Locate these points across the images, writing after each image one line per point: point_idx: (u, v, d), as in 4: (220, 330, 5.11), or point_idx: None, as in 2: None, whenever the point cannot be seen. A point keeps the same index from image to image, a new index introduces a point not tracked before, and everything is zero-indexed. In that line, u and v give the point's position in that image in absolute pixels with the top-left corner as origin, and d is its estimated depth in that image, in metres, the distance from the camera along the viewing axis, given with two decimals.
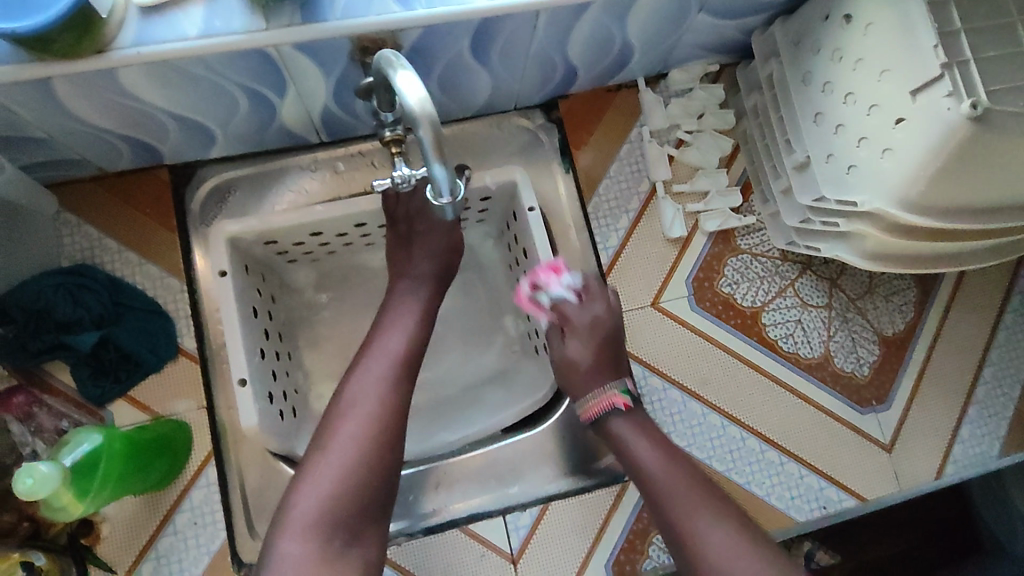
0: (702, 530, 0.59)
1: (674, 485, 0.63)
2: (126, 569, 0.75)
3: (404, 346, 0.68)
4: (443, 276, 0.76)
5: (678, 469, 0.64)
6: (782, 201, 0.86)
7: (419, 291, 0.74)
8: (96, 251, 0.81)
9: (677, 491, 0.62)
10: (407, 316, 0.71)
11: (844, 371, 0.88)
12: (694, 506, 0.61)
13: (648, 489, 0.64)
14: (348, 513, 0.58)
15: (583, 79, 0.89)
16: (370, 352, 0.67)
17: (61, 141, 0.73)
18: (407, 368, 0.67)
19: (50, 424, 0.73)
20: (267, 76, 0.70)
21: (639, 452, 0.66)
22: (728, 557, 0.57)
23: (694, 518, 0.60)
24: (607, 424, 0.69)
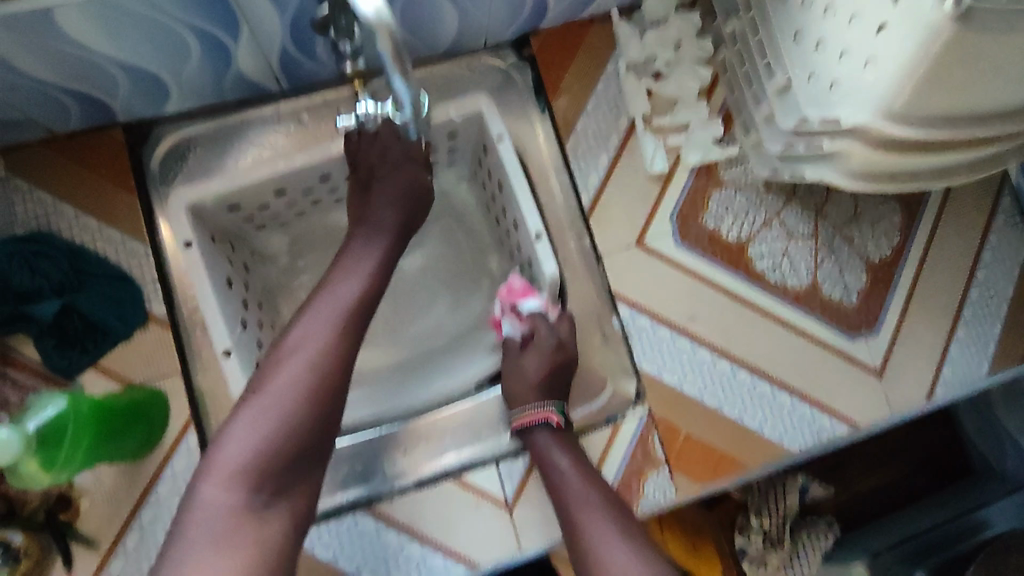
0: (604, 543, 0.60)
1: (581, 488, 0.67)
2: (109, 544, 0.71)
3: (361, 294, 0.65)
4: (410, 218, 0.74)
5: (590, 482, 0.67)
6: (764, 128, 0.83)
7: (377, 240, 0.70)
8: (51, 218, 0.77)
9: (584, 500, 0.65)
10: (366, 262, 0.68)
11: (832, 300, 0.87)
12: (595, 514, 0.63)
13: (556, 491, 0.68)
14: (275, 465, 0.55)
15: (553, 12, 0.85)
16: (322, 294, 0.64)
17: (3, 96, 0.69)
18: (361, 316, 0.64)
19: (16, 398, 0.71)
20: (215, 13, 0.65)
21: (559, 461, 0.70)
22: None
23: (596, 528, 0.62)
24: (533, 433, 0.75)
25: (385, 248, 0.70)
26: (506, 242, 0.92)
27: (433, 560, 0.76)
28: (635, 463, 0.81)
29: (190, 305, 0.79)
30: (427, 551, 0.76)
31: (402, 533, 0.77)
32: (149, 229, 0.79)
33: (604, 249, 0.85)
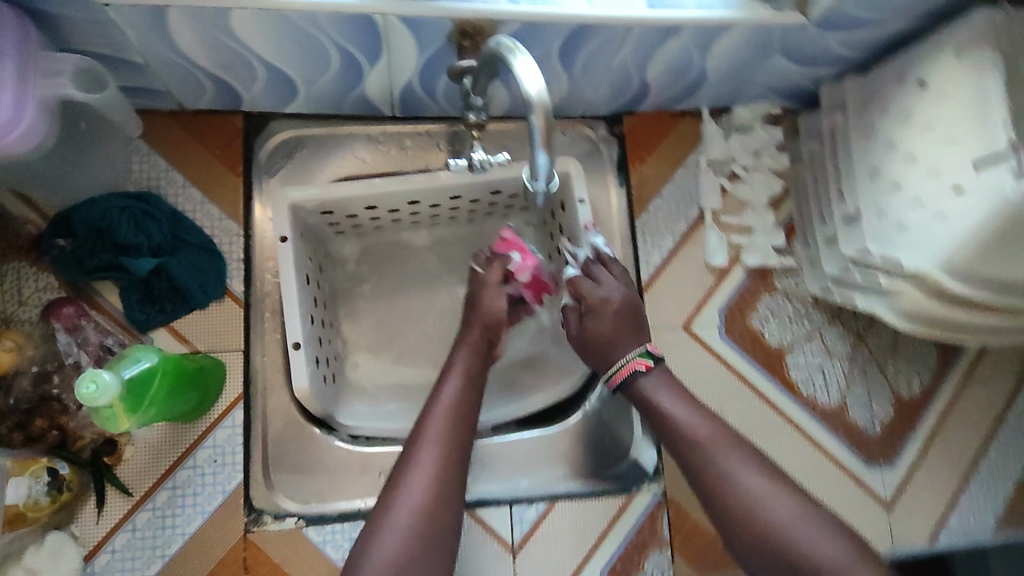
0: (747, 486, 0.65)
1: (706, 436, 0.69)
2: (141, 494, 0.77)
3: (454, 409, 0.71)
4: (485, 359, 0.78)
5: (715, 429, 0.69)
6: (825, 249, 0.88)
7: (463, 348, 0.77)
8: (162, 182, 0.83)
9: (713, 456, 0.67)
10: (451, 380, 0.74)
11: (857, 423, 0.91)
12: (734, 462, 0.66)
13: (677, 439, 0.70)
14: (422, 554, 0.62)
15: (653, 99, 0.91)
16: (429, 414, 0.70)
17: (154, 72, 0.74)
18: (461, 428, 0.70)
19: (96, 339, 0.75)
20: (364, 44, 0.71)
21: (672, 411, 0.71)
22: (781, 522, 0.62)
23: (732, 476, 0.66)
24: (637, 388, 0.74)
25: (466, 370, 0.75)
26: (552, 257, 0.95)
27: None
28: (638, 538, 0.85)
29: (264, 289, 0.85)
30: None
31: None
32: (245, 211, 0.85)
33: (651, 325, 0.90)
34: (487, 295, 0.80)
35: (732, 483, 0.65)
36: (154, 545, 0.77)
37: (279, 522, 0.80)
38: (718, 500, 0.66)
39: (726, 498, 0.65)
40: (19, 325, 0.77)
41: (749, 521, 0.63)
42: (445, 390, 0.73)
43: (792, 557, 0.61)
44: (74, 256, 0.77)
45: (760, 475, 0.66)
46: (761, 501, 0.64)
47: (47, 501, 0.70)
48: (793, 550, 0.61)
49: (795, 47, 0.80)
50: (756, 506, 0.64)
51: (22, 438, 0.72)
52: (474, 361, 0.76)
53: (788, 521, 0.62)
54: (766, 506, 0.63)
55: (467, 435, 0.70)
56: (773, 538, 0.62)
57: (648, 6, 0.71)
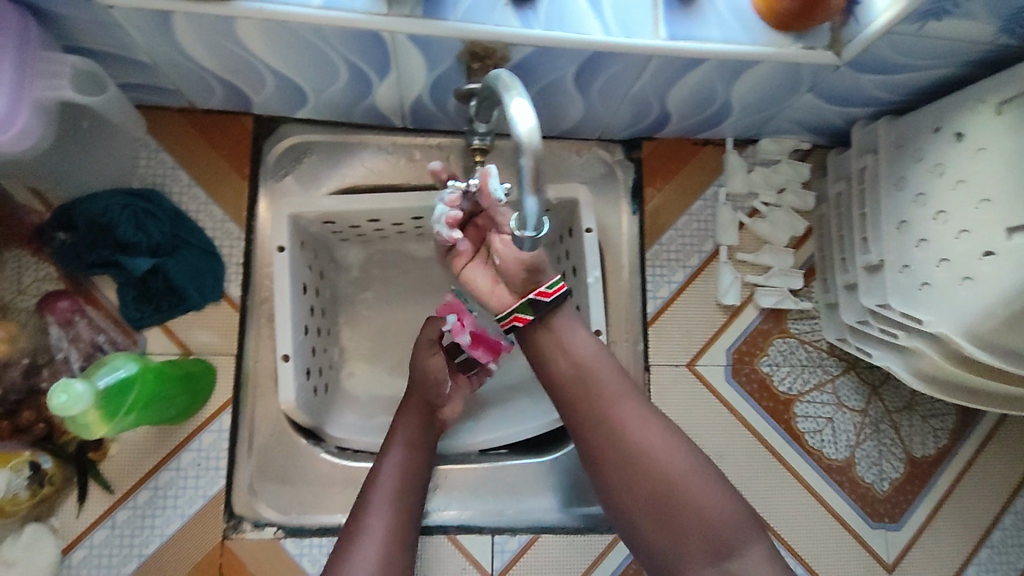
0: (645, 436, 0.60)
1: (600, 377, 0.62)
2: (123, 492, 0.77)
3: (402, 474, 0.73)
4: (429, 427, 0.80)
5: (613, 373, 0.63)
6: (844, 296, 0.84)
7: (404, 420, 0.79)
8: (167, 180, 0.82)
9: (615, 407, 0.61)
10: (397, 445, 0.76)
11: (863, 481, 0.86)
12: (628, 408, 0.61)
13: (569, 372, 0.63)
14: None
15: (674, 126, 0.88)
16: (375, 484, 0.72)
17: (162, 71, 0.73)
18: (410, 493, 0.72)
19: (88, 335, 0.77)
20: (373, 57, 0.69)
21: (576, 340, 0.63)
22: (678, 475, 0.59)
23: (626, 424, 0.61)
24: (542, 326, 0.63)
25: (412, 437, 0.77)
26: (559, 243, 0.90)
27: None
28: None
29: (261, 294, 0.84)
30: None
31: None
32: (249, 214, 0.84)
33: (654, 360, 0.87)
34: (427, 363, 0.80)
35: (631, 434, 0.60)
36: (131, 544, 0.76)
37: (258, 530, 0.79)
38: (612, 447, 0.60)
39: (627, 446, 0.60)
40: (15, 313, 0.76)
41: (647, 474, 0.59)
42: (393, 456, 0.75)
43: (683, 512, 0.58)
44: (73, 249, 0.77)
45: (655, 425, 0.61)
46: (663, 455, 0.60)
47: (26, 494, 0.71)
48: (691, 506, 0.58)
49: (826, 85, 0.76)
50: (656, 454, 0.60)
51: (8, 429, 0.72)
52: (422, 428, 0.79)
53: (683, 475, 0.59)
54: (664, 461, 0.60)
55: (415, 501, 0.73)
56: (673, 493, 0.58)
57: (667, 37, 0.67)
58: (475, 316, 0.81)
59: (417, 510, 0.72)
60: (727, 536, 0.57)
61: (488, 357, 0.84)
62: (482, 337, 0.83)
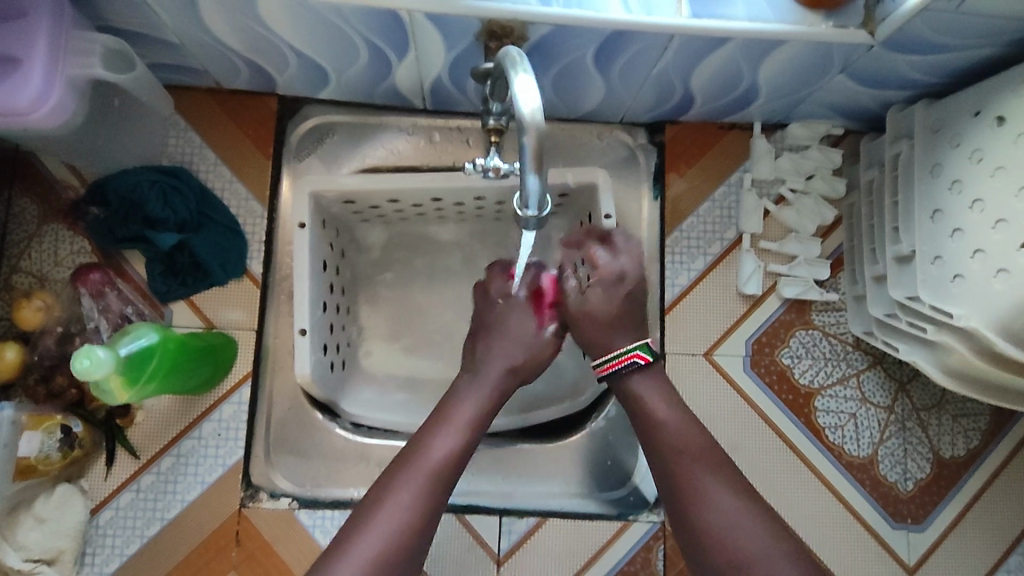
0: (720, 505, 0.60)
1: (683, 439, 0.65)
2: (148, 457, 0.80)
3: (445, 463, 0.64)
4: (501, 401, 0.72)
5: (699, 445, 0.65)
6: (872, 287, 0.81)
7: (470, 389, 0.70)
8: (194, 158, 0.84)
9: (697, 479, 0.62)
10: (451, 429, 0.66)
11: (886, 480, 0.84)
12: (709, 479, 0.62)
13: (660, 445, 0.66)
14: None
15: (698, 110, 0.86)
16: (412, 455, 0.64)
17: (190, 51, 0.75)
18: (445, 485, 0.63)
19: (117, 308, 0.80)
20: (391, 36, 0.69)
21: (660, 414, 0.67)
22: (749, 546, 0.57)
23: (705, 492, 0.61)
24: (630, 389, 0.70)
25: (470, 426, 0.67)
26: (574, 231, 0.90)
27: None
28: (631, 568, 0.81)
29: (282, 272, 0.86)
30: None
31: None
32: (271, 193, 0.86)
33: (670, 349, 0.85)
34: (517, 329, 0.74)
35: (707, 504, 0.61)
36: (154, 508, 0.79)
37: (273, 501, 0.81)
38: (692, 517, 0.61)
39: (705, 516, 0.60)
40: (52, 284, 0.81)
41: (722, 544, 0.58)
42: (440, 439, 0.65)
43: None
44: (105, 224, 0.80)
45: (737, 495, 0.61)
46: (736, 524, 0.59)
47: (58, 455, 0.74)
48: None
49: (859, 66, 0.73)
50: (729, 523, 0.59)
51: (45, 393, 0.77)
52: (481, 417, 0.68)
53: (755, 544, 0.57)
54: (734, 530, 0.58)
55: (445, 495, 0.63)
56: (744, 564, 0.57)
57: (690, 15, 0.65)
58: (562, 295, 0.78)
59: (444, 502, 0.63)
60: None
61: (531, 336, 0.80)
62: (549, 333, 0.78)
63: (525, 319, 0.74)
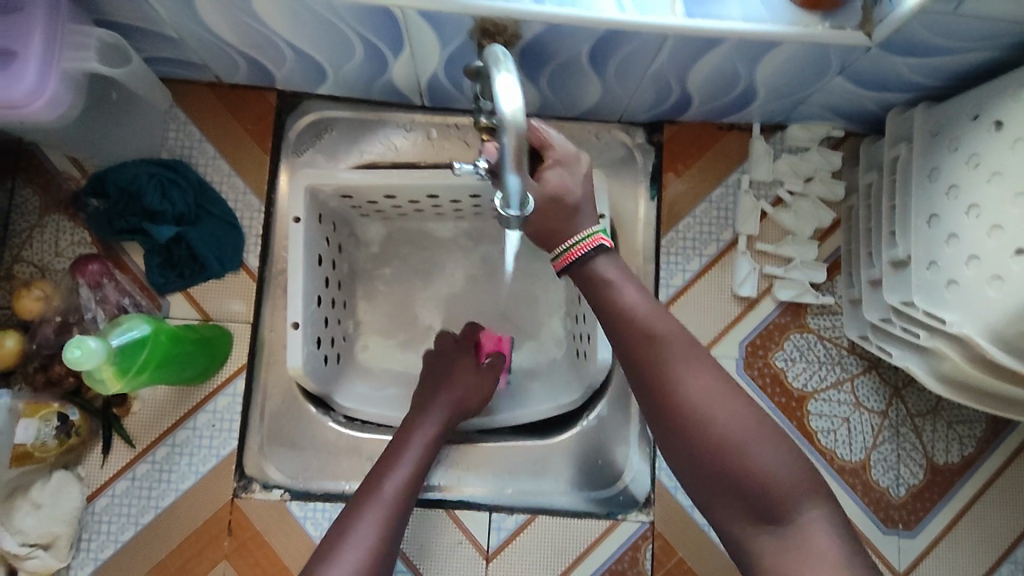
0: (699, 395, 0.54)
1: (657, 328, 0.57)
2: (143, 446, 0.81)
3: (404, 493, 0.68)
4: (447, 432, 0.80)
5: (670, 329, 0.57)
6: (867, 292, 0.80)
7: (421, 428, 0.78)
8: (194, 152, 0.85)
9: (670, 367, 0.55)
10: (406, 460, 0.72)
11: (878, 485, 0.83)
12: (684, 368, 0.55)
13: (627, 332, 0.58)
14: None
15: (696, 110, 0.85)
16: (375, 484, 0.68)
17: (189, 46, 0.75)
18: (405, 511, 0.67)
19: (114, 299, 0.80)
20: (386, 33, 0.70)
21: (626, 298, 0.58)
22: (732, 440, 0.52)
23: (680, 382, 0.54)
24: (587, 272, 0.61)
25: (421, 456, 0.74)
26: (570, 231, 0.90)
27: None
28: (619, 566, 0.82)
29: (278, 266, 0.86)
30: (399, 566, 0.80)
31: None
32: (269, 187, 0.87)
33: None
34: (460, 376, 0.84)
35: (683, 394, 0.54)
36: (148, 496, 0.81)
37: (265, 492, 0.82)
38: (667, 409, 0.54)
39: (684, 408, 0.54)
40: (53, 274, 0.82)
41: (703, 438, 0.53)
42: (400, 469, 0.70)
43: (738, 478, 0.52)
44: (105, 216, 0.81)
45: (714, 385, 0.54)
46: (716, 414, 0.53)
47: (54, 443, 0.75)
48: (748, 472, 0.51)
49: (856, 68, 0.72)
50: (710, 414, 0.53)
51: (43, 381, 0.78)
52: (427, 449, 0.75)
53: (740, 436, 0.52)
54: (715, 420, 0.53)
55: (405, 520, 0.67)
56: (729, 456, 0.52)
57: (685, 15, 0.65)
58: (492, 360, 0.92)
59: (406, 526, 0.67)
60: (783, 504, 0.51)
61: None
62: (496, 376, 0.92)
63: (466, 368, 0.85)
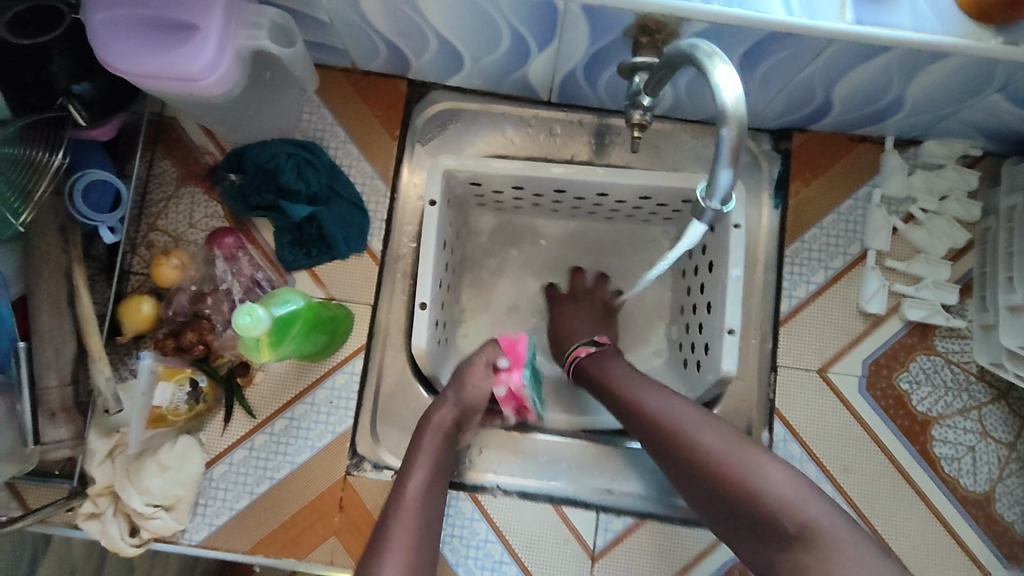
0: (694, 432, 0.62)
1: (670, 412, 0.65)
2: (263, 418, 0.83)
3: (421, 504, 0.61)
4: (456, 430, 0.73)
5: (677, 407, 0.66)
6: (1006, 317, 0.77)
7: (438, 422, 0.71)
8: (326, 134, 0.87)
9: (670, 414, 0.65)
10: (420, 466, 0.65)
11: (1002, 519, 0.80)
12: (680, 413, 0.65)
13: (641, 422, 0.68)
14: None
15: (831, 120, 0.83)
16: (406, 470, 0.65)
17: (338, 30, 0.77)
18: (428, 525, 0.60)
19: (248, 271, 0.83)
20: (540, 25, 0.70)
21: (643, 396, 0.69)
22: (726, 461, 0.58)
23: (677, 422, 0.64)
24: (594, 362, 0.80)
25: (435, 460, 0.67)
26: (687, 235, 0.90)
27: (508, 567, 0.81)
28: None
29: (399, 251, 0.88)
30: (504, 556, 0.81)
31: (491, 529, 0.81)
32: (395, 174, 0.88)
33: (782, 362, 0.83)
34: (470, 377, 0.76)
35: (681, 432, 0.62)
36: (265, 467, 0.82)
37: (377, 472, 0.83)
38: (688, 467, 0.61)
39: (681, 441, 0.62)
40: (187, 244, 0.84)
41: (699, 465, 0.59)
42: (413, 480, 0.64)
43: (740, 496, 0.56)
44: (240, 191, 0.83)
45: (705, 423, 0.62)
46: (709, 441, 0.60)
47: (184, 408, 0.78)
48: (746, 487, 0.55)
49: (1021, 85, 0.70)
50: (702, 442, 0.60)
51: (174, 346, 0.80)
52: (442, 447, 0.69)
53: (731, 458, 0.58)
54: (706, 446, 0.60)
55: (432, 536, 0.60)
56: (722, 476, 0.57)
57: (854, 21, 0.63)
58: (522, 376, 0.80)
59: (434, 545, 0.59)
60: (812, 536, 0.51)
61: (506, 411, 0.82)
62: (515, 396, 0.81)
63: (476, 367, 0.77)
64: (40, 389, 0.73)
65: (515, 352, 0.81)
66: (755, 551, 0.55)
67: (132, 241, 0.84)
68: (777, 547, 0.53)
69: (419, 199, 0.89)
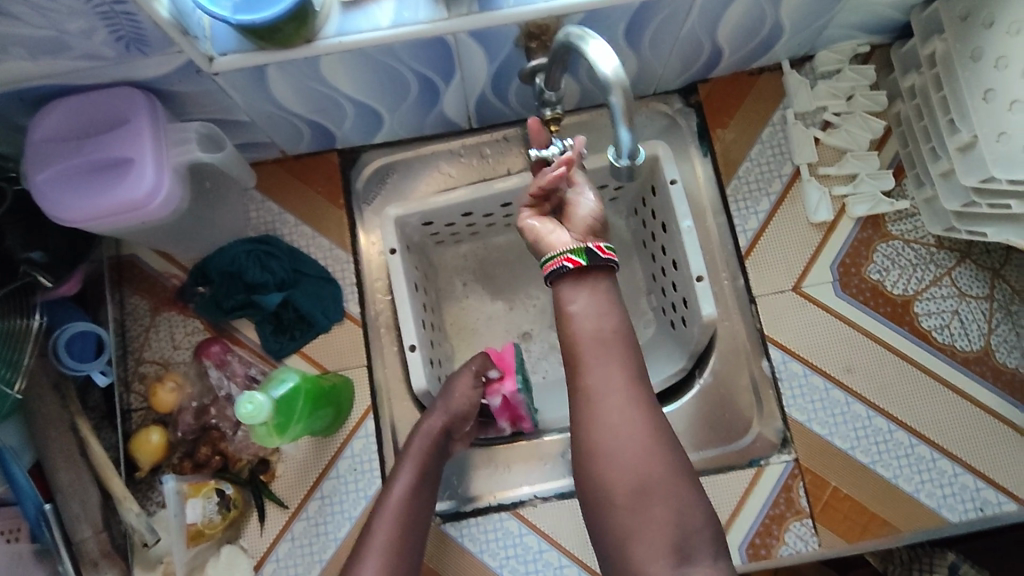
0: (613, 399, 0.56)
1: (601, 353, 0.57)
2: (296, 505, 0.83)
3: (406, 505, 0.69)
4: (444, 450, 0.76)
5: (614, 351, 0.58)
6: (941, 184, 0.82)
7: (419, 450, 0.74)
8: (277, 224, 0.91)
9: (602, 367, 0.57)
10: (406, 469, 0.72)
11: (1007, 367, 0.83)
12: (604, 366, 0.57)
13: (571, 344, 0.59)
14: None
15: (726, 63, 0.89)
16: (377, 513, 0.68)
17: (260, 125, 0.82)
18: (412, 523, 0.68)
19: (242, 371, 0.85)
20: (438, 63, 0.75)
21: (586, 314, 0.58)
22: (636, 442, 0.55)
23: (597, 376, 0.57)
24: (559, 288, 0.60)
25: (422, 462, 0.73)
26: (639, 208, 0.95)
27: (570, 569, 0.82)
28: (778, 509, 0.81)
29: (377, 307, 0.91)
30: (563, 559, 0.82)
31: (542, 539, 0.83)
32: (351, 239, 0.91)
33: (758, 292, 0.87)
34: (459, 388, 0.79)
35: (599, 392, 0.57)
36: (311, 552, 0.82)
37: None
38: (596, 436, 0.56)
39: (591, 402, 0.57)
40: (177, 365, 0.87)
41: (606, 435, 0.56)
42: (398, 485, 0.70)
43: (634, 475, 0.55)
44: (214, 299, 0.87)
45: (625, 387, 0.57)
46: (624, 417, 0.56)
47: (219, 518, 0.79)
48: (645, 478, 0.55)
49: None
50: (615, 417, 0.56)
51: (191, 465, 0.82)
52: (429, 452, 0.74)
53: (639, 441, 0.55)
54: (620, 423, 0.56)
55: (417, 529, 0.68)
56: (623, 453, 0.55)
57: None
58: (517, 390, 0.82)
59: (419, 529, 0.68)
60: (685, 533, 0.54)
61: (502, 421, 0.85)
62: (510, 405, 0.84)
63: (465, 378, 0.80)
64: (77, 541, 0.76)
65: (507, 362, 0.84)
66: (615, 516, 0.55)
67: (124, 380, 0.86)
68: (640, 526, 0.54)
69: (381, 253, 0.92)
